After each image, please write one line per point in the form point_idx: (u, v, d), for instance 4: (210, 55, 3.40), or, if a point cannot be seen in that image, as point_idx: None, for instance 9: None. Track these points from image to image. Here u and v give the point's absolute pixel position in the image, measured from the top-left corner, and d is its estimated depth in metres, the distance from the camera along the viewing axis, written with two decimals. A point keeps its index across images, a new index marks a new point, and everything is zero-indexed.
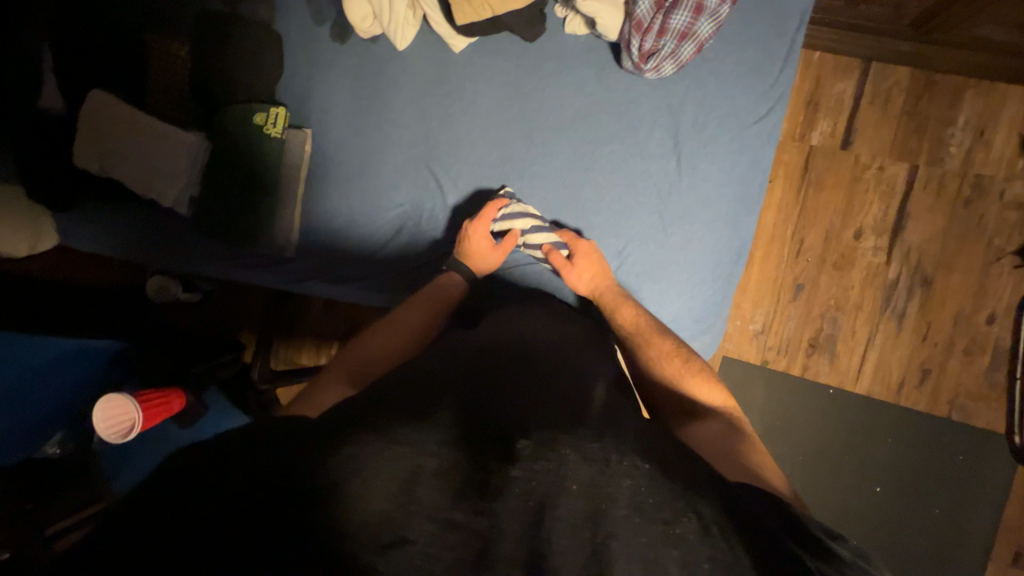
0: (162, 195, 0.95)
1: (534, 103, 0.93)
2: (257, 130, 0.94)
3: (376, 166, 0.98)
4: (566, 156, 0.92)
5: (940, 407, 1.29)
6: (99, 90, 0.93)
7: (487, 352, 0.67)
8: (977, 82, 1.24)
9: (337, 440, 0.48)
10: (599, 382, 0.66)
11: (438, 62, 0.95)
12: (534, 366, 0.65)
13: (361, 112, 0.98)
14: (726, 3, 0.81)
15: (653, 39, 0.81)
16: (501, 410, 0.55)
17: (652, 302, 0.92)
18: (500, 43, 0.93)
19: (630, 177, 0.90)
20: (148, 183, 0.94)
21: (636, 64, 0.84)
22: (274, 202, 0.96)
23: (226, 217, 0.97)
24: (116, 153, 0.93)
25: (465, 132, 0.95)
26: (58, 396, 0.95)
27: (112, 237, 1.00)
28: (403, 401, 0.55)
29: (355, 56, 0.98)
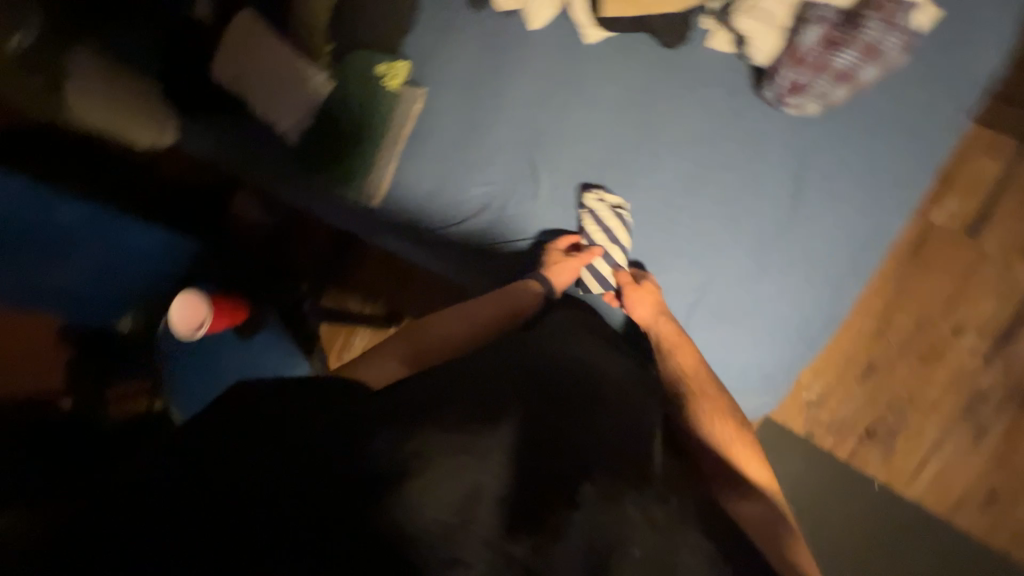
0: (280, 122, 1.00)
1: (653, 112, 0.89)
2: (376, 78, 0.97)
3: (477, 139, 0.98)
4: (671, 173, 0.88)
5: (997, 540, 1.16)
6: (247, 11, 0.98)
7: (551, 364, 0.65)
8: None
9: (407, 433, 0.49)
10: (656, 430, 0.64)
11: (566, 48, 0.93)
12: (597, 396, 0.63)
13: (477, 82, 0.98)
14: (897, 53, 0.77)
15: (808, 72, 0.77)
16: (563, 439, 0.54)
17: (724, 348, 0.84)
18: (634, 42, 0.90)
19: (734, 211, 0.85)
20: (270, 108, 0.99)
21: (779, 96, 0.80)
22: (374, 152, 0.99)
23: (325, 154, 0.99)
24: (250, 74, 0.98)
25: (574, 125, 0.93)
26: (132, 280, 1.03)
27: (222, 147, 1.06)
28: (465, 401, 0.55)
29: (484, 26, 0.97)
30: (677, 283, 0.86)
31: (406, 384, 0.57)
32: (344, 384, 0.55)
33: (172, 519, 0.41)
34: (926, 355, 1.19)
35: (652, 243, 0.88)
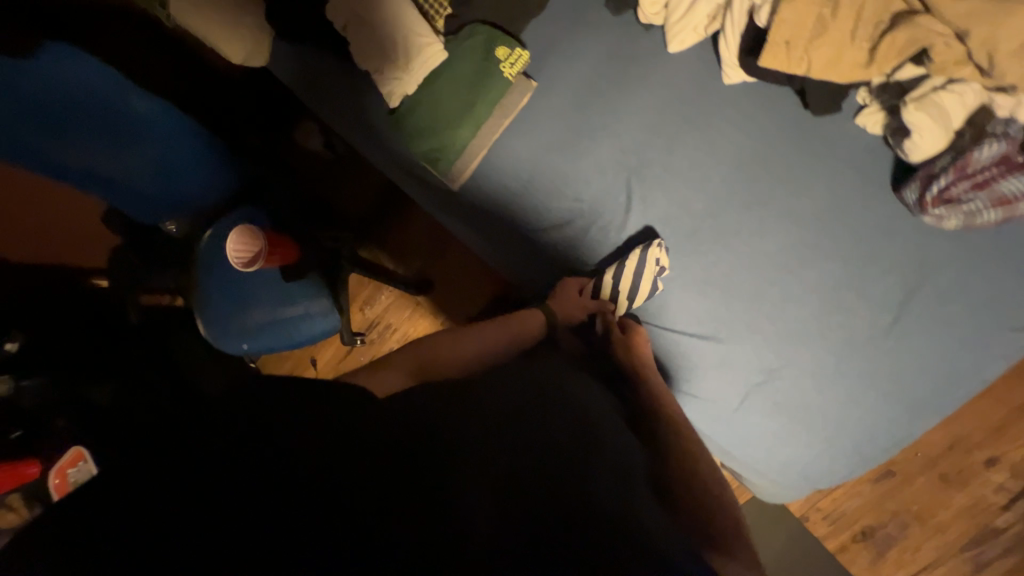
0: (381, 79, 0.89)
1: (774, 176, 0.83)
2: (493, 60, 0.90)
3: (578, 152, 0.93)
4: (774, 246, 0.82)
5: None
6: None
7: (557, 405, 0.68)
8: None
9: (441, 455, 0.50)
10: (643, 490, 0.63)
11: (700, 81, 0.86)
12: (589, 446, 0.62)
13: (594, 90, 0.92)
14: None
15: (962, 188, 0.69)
16: (577, 480, 0.55)
17: (771, 438, 0.82)
18: (776, 96, 0.83)
19: (829, 304, 0.79)
20: (373, 60, 0.88)
21: (922, 203, 0.71)
22: (470, 136, 0.92)
23: (419, 125, 0.93)
24: (359, 19, 0.87)
25: (684, 166, 0.87)
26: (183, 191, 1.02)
27: (313, 85, 1.02)
28: (480, 431, 0.57)
29: (618, 34, 0.91)
30: (744, 360, 0.82)
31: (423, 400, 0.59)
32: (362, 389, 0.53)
33: (196, 463, 0.39)
34: (951, 483, 1.17)
35: (729, 311, 0.84)
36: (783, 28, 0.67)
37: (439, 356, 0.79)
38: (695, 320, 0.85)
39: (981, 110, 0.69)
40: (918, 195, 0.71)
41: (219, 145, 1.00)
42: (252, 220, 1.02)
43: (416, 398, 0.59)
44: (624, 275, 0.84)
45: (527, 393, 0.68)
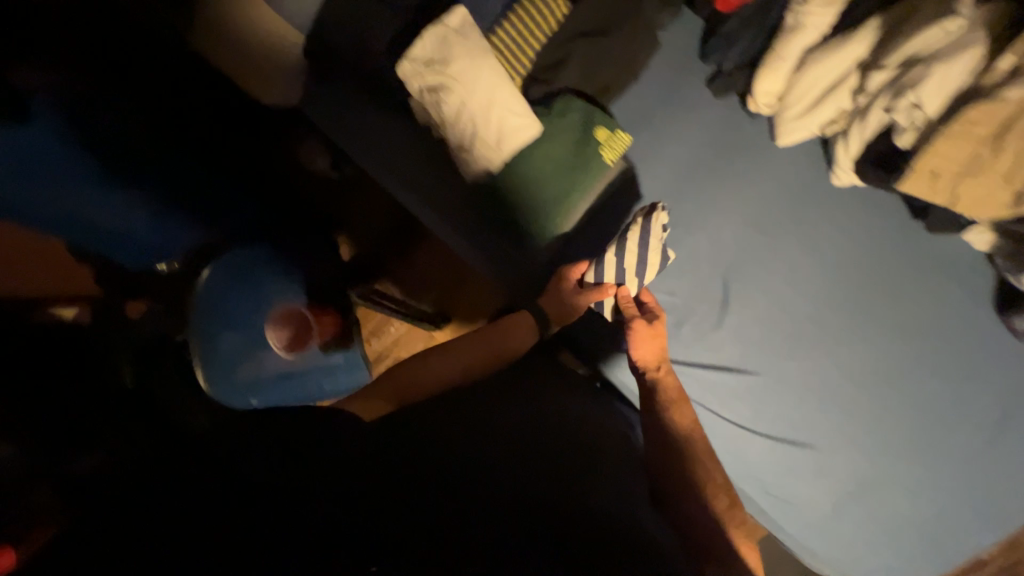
0: (472, 159, 0.80)
1: (879, 284, 0.81)
2: (592, 144, 0.82)
3: (671, 240, 0.87)
4: (877, 355, 0.81)
5: None
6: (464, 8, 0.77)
7: (570, 433, 0.76)
8: None
9: (404, 479, 0.57)
10: (632, 496, 0.69)
11: (806, 178, 0.83)
12: (595, 475, 0.68)
13: (690, 175, 0.86)
14: None
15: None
16: (576, 497, 0.62)
17: (853, 540, 0.82)
18: (885, 203, 0.81)
19: (927, 418, 0.79)
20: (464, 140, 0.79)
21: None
22: (560, 222, 0.84)
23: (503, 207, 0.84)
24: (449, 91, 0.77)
25: (786, 265, 0.84)
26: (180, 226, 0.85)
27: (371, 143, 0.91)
28: (499, 451, 0.66)
29: (720, 116, 0.86)
30: (839, 470, 0.81)
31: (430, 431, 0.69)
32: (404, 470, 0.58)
33: (240, 528, 0.47)
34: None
35: (827, 417, 0.82)
36: (932, 159, 0.64)
37: (416, 376, 0.84)
38: (790, 426, 0.83)
39: None
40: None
41: (179, 202, 0.82)
42: (256, 259, 0.86)
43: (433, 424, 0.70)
44: (626, 249, 0.77)
45: (524, 422, 0.74)
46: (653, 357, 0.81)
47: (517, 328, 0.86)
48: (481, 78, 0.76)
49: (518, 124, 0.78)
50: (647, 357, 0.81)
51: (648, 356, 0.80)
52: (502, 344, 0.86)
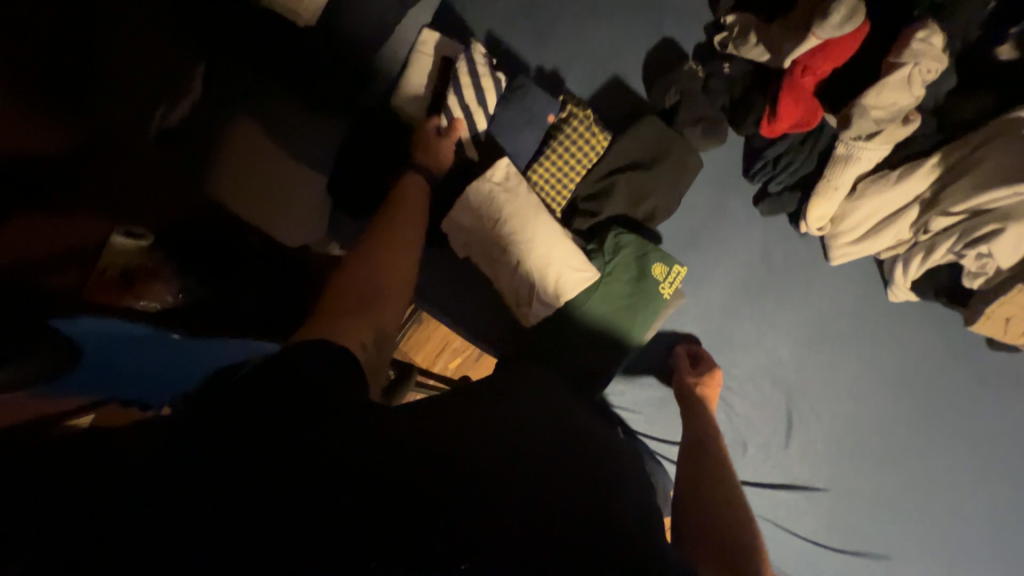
0: (527, 312, 0.80)
1: (939, 396, 0.83)
2: (649, 279, 0.81)
3: (730, 361, 0.86)
4: (941, 464, 0.83)
5: None
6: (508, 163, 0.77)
7: (609, 448, 0.49)
8: None
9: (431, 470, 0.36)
10: (625, 465, 0.48)
11: (862, 297, 0.82)
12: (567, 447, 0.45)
13: (746, 296, 0.85)
14: None
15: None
16: (591, 493, 0.40)
17: None
18: (941, 319, 0.82)
19: (989, 519, 0.83)
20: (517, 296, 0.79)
21: None
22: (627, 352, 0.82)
23: (564, 355, 0.80)
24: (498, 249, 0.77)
25: (848, 381, 0.84)
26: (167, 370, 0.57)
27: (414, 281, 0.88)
28: (524, 470, 0.39)
29: (771, 235, 0.84)
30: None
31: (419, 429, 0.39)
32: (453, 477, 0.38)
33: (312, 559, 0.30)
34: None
35: (901, 528, 0.84)
36: (1003, 308, 0.67)
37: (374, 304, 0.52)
38: (863, 537, 0.84)
39: None
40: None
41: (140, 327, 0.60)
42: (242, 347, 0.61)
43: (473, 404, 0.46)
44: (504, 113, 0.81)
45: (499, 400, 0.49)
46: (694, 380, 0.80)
47: (410, 193, 0.70)
48: (530, 226, 0.76)
49: (571, 274, 0.78)
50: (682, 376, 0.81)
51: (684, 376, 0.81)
52: (409, 265, 0.59)
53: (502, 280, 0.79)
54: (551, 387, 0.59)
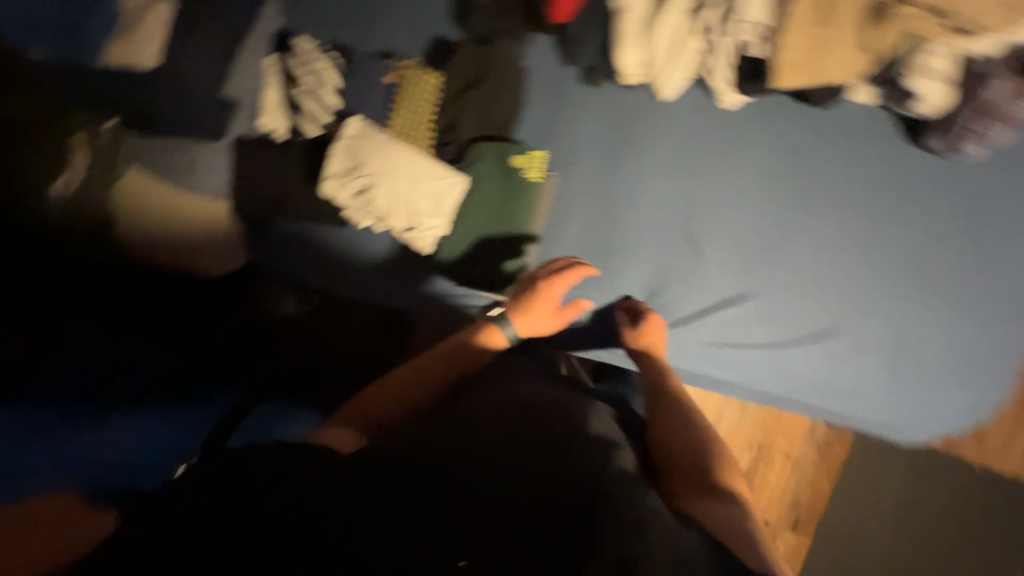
0: (417, 238, 0.87)
1: (815, 173, 0.88)
2: (514, 172, 0.89)
3: (624, 221, 0.93)
4: (847, 231, 0.87)
5: None
6: (355, 118, 0.87)
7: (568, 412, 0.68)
8: None
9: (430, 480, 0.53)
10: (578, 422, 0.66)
11: (705, 118, 0.91)
12: (527, 426, 0.64)
13: (612, 159, 0.94)
14: None
15: (982, 121, 0.75)
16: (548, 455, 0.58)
17: (909, 391, 0.86)
18: (779, 105, 0.89)
19: (915, 262, 0.85)
20: (403, 224, 0.86)
21: (949, 145, 0.80)
22: (523, 247, 0.91)
23: (472, 270, 0.91)
24: (368, 193, 0.84)
25: (730, 195, 0.90)
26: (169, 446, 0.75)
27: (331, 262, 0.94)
28: (474, 481, 0.53)
29: (609, 103, 0.94)
30: (873, 342, 0.85)
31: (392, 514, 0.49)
32: (437, 464, 0.55)
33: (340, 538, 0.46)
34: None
35: (840, 303, 0.86)
36: (787, 54, 0.75)
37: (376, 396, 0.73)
38: (812, 324, 0.87)
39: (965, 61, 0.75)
40: (947, 142, 0.80)
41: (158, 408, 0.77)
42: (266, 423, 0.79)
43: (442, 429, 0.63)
44: (347, 87, 0.94)
45: (478, 403, 0.69)
46: (650, 340, 0.87)
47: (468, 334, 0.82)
48: (395, 161, 0.84)
49: (442, 187, 0.86)
50: (639, 338, 0.87)
51: (645, 338, 0.87)
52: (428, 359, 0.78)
53: (387, 217, 0.86)
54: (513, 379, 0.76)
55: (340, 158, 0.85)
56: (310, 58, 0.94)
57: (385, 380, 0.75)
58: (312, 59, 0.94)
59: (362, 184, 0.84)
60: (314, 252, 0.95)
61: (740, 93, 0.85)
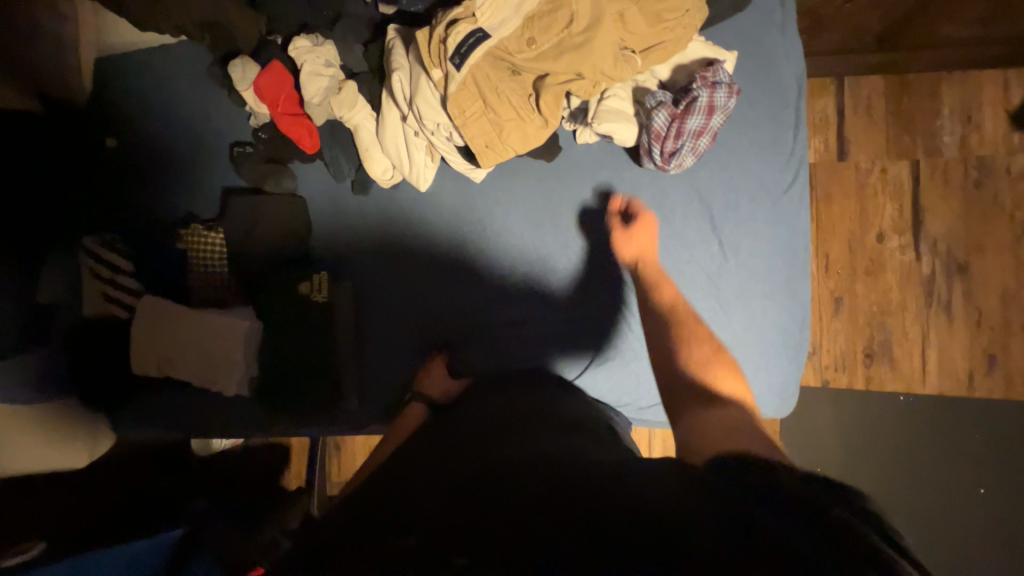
0: (225, 384, 0.97)
1: (564, 215, 0.96)
2: (302, 298, 0.98)
3: (425, 302, 1.01)
4: (608, 257, 0.93)
5: (975, 375, 1.58)
6: (149, 296, 0.97)
7: (558, 453, 0.68)
8: (909, 76, 1.60)
9: (430, 499, 0.60)
10: (553, 439, 0.72)
11: (461, 196, 0.99)
12: (513, 439, 0.74)
13: (397, 252, 1.02)
14: (734, 95, 0.83)
15: (672, 138, 0.83)
16: (532, 449, 0.70)
17: None
18: (517, 166, 0.97)
19: (676, 267, 0.90)
20: (211, 378, 0.96)
21: (659, 165, 0.87)
22: (330, 355, 1.00)
23: (294, 389, 0.99)
24: (173, 361, 0.96)
25: (503, 254, 0.98)
26: None
27: (187, 420, 1.05)
28: (464, 489, 0.61)
29: (380, 205, 1.02)
30: None
31: (443, 482, 0.63)
32: (441, 465, 0.69)
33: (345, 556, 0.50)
34: (813, 264, 1.64)
35: None
36: (477, 140, 0.80)
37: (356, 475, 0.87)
38: None
39: (637, 89, 0.88)
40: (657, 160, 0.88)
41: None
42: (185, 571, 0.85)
43: (413, 493, 0.62)
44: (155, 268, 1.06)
45: (460, 433, 0.78)
46: (638, 243, 0.89)
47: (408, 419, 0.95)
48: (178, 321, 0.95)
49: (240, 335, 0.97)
50: (635, 239, 0.89)
51: (637, 237, 0.89)
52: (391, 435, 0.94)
53: (192, 376, 0.96)
54: (486, 435, 0.76)
55: (142, 337, 0.96)
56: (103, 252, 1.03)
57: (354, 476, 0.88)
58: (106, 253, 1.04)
59: (165, 354, 0.96)
60: (172, 422, 1.06)
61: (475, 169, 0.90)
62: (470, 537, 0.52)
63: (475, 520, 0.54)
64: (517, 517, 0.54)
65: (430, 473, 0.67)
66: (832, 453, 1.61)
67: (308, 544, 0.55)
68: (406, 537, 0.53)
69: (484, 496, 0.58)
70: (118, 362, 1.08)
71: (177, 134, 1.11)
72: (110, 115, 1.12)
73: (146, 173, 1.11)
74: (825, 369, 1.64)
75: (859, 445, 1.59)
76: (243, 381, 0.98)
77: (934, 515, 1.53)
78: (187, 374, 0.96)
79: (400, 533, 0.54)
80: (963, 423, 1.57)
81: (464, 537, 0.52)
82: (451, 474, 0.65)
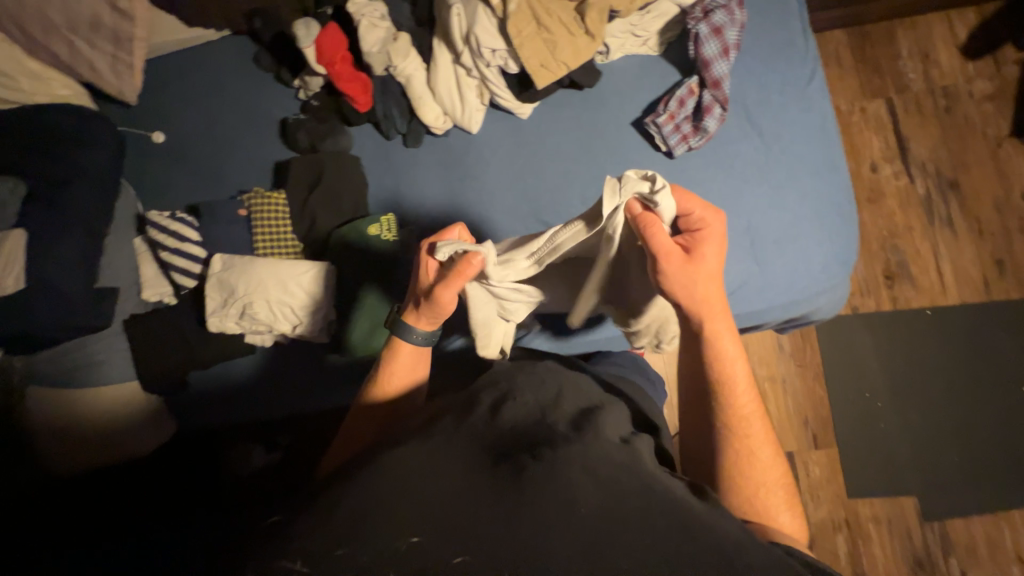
0: (307, 326, 0.97)
1: (611, 135, 1.02)
2: (371, 240, 1.00)
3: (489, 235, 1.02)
4: (660, 166, 0.99)
5: (992, 280, 1.66)
6: (222, 254, 1.01)
7: (592, 448, 0.63)
8: (867, 26, 1.80)
9: (442, 482, 0.57)
10: (584, 421, 0.68)
11: (511, 132, 1.05)
12: (539, 416, 0.69)
13: (456, 192, 1.05)
14: (736, 8, 0.93)
15: (706, 73, 0.94)
16: (551, 432, 0.65)
17: (784, 265, 0.93)
18: (560, 99, 1.05)
19: (725, 163, 0.97)
20: (294, 320, 0.96)
21: (721, 103, 0.94)
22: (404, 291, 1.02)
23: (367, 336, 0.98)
24: (251, 309, 0.94)
25: (557, 177, 1.03)
26: None
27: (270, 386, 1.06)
28: (472, 487, 0.57)
29: (435, 152, 1.07)
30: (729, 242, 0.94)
31: (458, 462, 0.60)
32: (447, 434, 0.64)
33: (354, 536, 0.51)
34: None
35: None
36: (532, 60, 0.88)
37: (354, 433, 0.83)
38: None
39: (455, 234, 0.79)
40: (712, 94, 0.94)
41: None
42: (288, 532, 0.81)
43: (419, 465, 0.59)
44: (207, 234, 1.03)
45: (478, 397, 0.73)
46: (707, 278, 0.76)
47: (400, 361, 0.85)
48: (253, 277, 0.94)
49: (317, 275, 0.98)
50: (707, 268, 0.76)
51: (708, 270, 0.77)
52: (392, 383, 0.85)
53: (274, 324, 0.95)
54: (506, 400, 0.71)
55: (217, 288, 0.95)
56: (162, 218, 1.03)
57: (355, 423, 0.84)
58: (164, 221, 1.03)
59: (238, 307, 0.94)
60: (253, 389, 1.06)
61: (527, 97, 0.98)
62: (484, 535, 0.52)
63: (485, 524, 0.53)
64: (540, 496, 0.55)
65: (435, 438, 0.63)
66: (875, 375, 1.66)
67: (291, 520, 0.56)
68: (406, 533, 0.51)
69: (502, 480, 0.57)
70: (179, 337, 1.04)
71: (227, 119, 1.17)
72: (159, 111, 1.17)
73: (201, 158, 1.16)
74: (852, 296, 1.70)
75: (898, 364, 1.65)
76: (322, 324, 0.98)
77: (973, 418, 1.61)
78: (266, 326, 0.95)
79: (426, 505, 0.54)
80: (990, 328, 1.64)
81: (475, 533, 0.52)
82: (463, 454, 0.61)
